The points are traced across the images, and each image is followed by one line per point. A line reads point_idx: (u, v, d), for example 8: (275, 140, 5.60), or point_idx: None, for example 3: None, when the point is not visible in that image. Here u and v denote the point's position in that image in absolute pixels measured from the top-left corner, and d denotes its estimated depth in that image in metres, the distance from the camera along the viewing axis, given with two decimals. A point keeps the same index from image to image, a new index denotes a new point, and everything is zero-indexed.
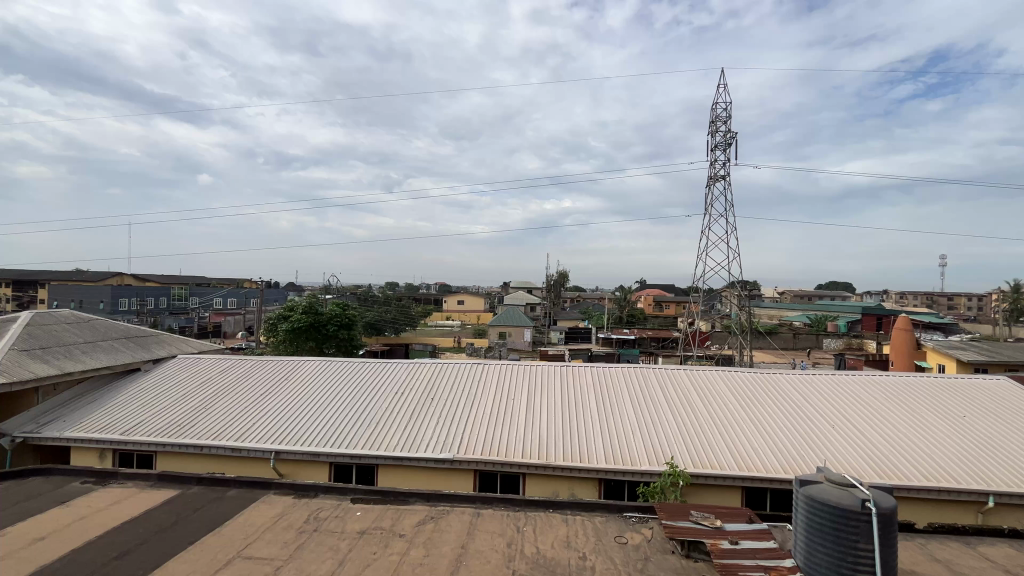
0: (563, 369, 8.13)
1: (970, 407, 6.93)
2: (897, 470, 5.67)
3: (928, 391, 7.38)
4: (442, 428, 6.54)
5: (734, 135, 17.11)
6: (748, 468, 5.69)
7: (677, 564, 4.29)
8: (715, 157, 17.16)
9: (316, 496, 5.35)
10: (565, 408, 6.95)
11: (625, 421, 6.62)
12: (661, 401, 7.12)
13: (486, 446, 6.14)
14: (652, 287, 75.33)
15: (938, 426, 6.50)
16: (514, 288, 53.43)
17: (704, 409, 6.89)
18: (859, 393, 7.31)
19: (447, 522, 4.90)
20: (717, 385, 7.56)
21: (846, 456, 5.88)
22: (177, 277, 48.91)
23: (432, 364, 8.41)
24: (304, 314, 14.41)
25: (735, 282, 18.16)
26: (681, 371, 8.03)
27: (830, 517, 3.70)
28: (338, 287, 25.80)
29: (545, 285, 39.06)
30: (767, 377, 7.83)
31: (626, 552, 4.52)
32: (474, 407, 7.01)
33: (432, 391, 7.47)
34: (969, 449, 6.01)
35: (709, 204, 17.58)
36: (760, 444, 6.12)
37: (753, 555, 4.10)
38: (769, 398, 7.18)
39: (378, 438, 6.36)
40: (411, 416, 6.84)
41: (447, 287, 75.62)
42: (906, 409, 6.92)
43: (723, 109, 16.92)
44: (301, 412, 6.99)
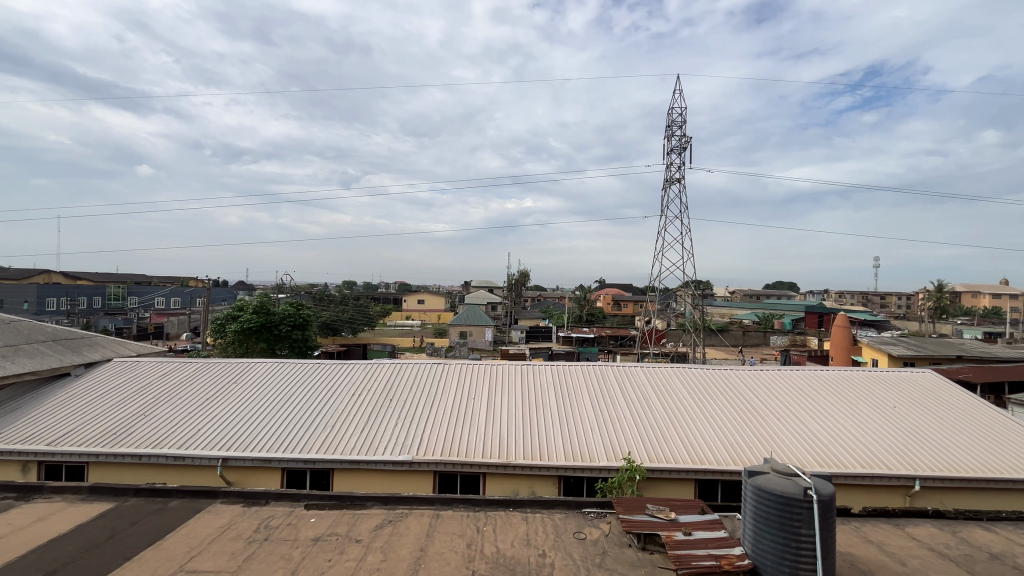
0: (524, 368, 8.15)
1: (900, 398, 7.45)
2: (835, 459, 6.02)
3: (863, 384, 7.89)
4: (400, 430, 6.42)
5: (688, 139, 17.84)
6: (701, 461, 5.90)
7: (634, 557, 4.40)
8: (671, 160, 17.87)
9: (267, 503, 5.14)
10: (525, 407, 6.98)
11: (583, 419, 6.71)
12: (618, 398, 7.26)
13: (446, 447, 6.08)
14: (610, 287, 76.04)
15: (872, 416, 6.96)
16: (474, 288, 53.24)
17: (660, 405, 7.09)
18: (801, 386, 7.74)
19: (405, 525, 4.83)
20: (672, 381, 7.79)
21: (790, 447, 6.20)
22: (115, 276, 45.92)
23: (390, 365, 8.25)
24: (254, 314, 13.79)
25: (689, 282, 18.81)
26: (638, 368, 8.22)
27: (775, 504, 3.89)
28: (293, 286, 24.87)
29: (506, 285, 39.14)
30: (718, 373, 8.13)
31: (585, 547, 4.58)
32: (434, 407, 6.92)
33: (391, 392, 7.32)
34: (899, 439, 6.47)
35: (666, 206, 18.24)
36: (711, 438, 6.35)
37: (706, 544, 4.25)
38: (720, 394, 7.47)
39: (334, 441, 6.17)
40: (368, 418, 6.67)
41: (407, 287, 75.66)
42: (844, 401, 7.37)
43: (679, 114, 17.64)
44: (251, 417, 6.69)
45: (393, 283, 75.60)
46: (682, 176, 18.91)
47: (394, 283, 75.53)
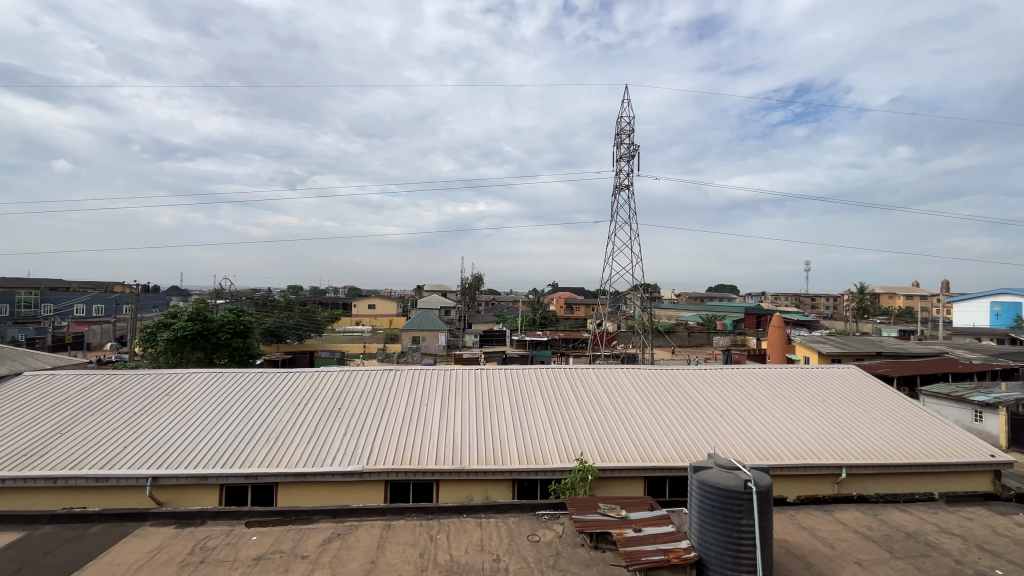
0: (477, 372, 8.10)
1: (829, 393, 8.00)
2: (772, 452, 6.39)
3: (796, 381, 8.40)
4: (349, 439, 6.21)
5: (636, 148, 18.52)
6: (650, 458, 6.10)
7: (587, 556, 4.47)
8: (620, 168, 18.47)
9: (203, 522, 4.83)
10: (479, 412, 6.94)
11: (537, 422, 6.75)
12: (571, 400, 7.36)
13: (397, 455, 5.94)
14: (563, 291, 77.01)
15: (805, 410, 7.43)
16: (426, 292, 52.48)
17: (611, 406, 7.25)
18: (741, 384, 8.16)
19: (355, 537, 4.68)
20: (622, 382, 8.00)
21: (731, 442, 6.51)
22: (27, 281, 41.73)
23: (339, 372, 7.97)
24: (189, 321, 12.88)
25: (638, 285, 19.45)
26: (590, 370, 8.37)
27: (719, 498, 4.06)
28: (232, 292, 23.52)
29: (460, 288, 38.92)
30: (665, 373, 8.43)
31: (539, 549, 4.61)
32: (385, 415, 6.74)
33: (340, 401, 7.06)
34: (828, 430, 6.94)
35: (616, 211, 18.82)
36: (659, 436, 6.57)
37: (655, 539, 4.38)
38: (667, 393, 7.74)
39: (278, 454, 5.88)
40: (315, 428, 6.41)
41: (357, 291, 75.66)
42: (780, 396, 7.83)
43: (627, 123, 18.29)
44: (186, 431, 6.26)
45: (341, 287, 75.59)
46: (631, 183, 19.58)
47: (343, 287, 75.53)
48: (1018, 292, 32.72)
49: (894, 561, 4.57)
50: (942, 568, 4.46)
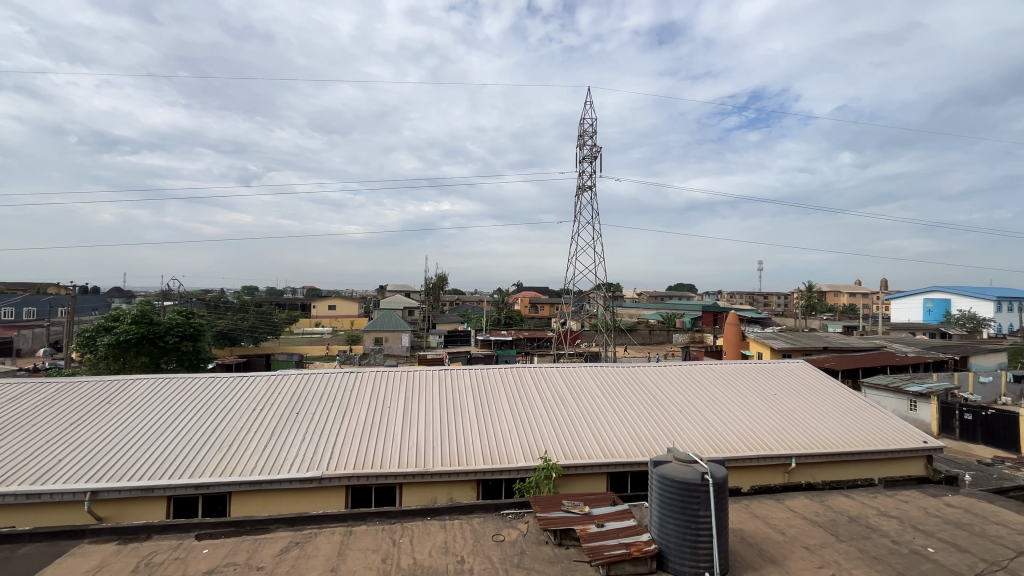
0: (441, 373, 8.03)
1: (781, 387, 8.37)
2: (727, 444, 6.63)
3: (750, 375, 8.76)
4: (308, 444, 6.02)
5: (599, 149, 18.80)
6: (613, 454, 6.21)
7: (551, 553, 4.51)
8: (583, 168, 18.73)
9: (149, 537, 4.58)
10: (444, 412, 6.88)
11: (501, 421, 6.76)
12: (536, 399, 7.41)
13: (359, 460, 5.80)
14: (527, 290, 77.22)
15: (758, 404, 7.76)
16: (389, 292, 51.61)
17: (575, 404, 7.35)
18: (699, 380, 8.43)
19: (314, 545, 4.54)
20: (585, 380, 8.12)
21: (689, 436, 6.72)
22: None
23: (297, 375, 7.71)
24: (134, 324, 12.15)
25: (601, 285, 19.79)
26: (554, 368, 8.45)
27: (678, 491, 4.18)
28: (181, 293, 22.30)
29: (424, 288, 38.52)
30: (627, 371, 8.61)
31: (503, 549, 4.62)
32: (346, 419, 6.57)
33: (298, 405, 6.82)
34: (779, 422, 7.27)
35: (579, 211, 19.04)
36: (621, 432, 6.71)
37: (616, 533, 4.47)
38: (629, 390, 7.90)
39: (232, 462, 5.64)
40: (272, 433, 6.18)
41: (316, 291, 75.62)
42: (735, 391, 8.15)
43: (590, 125, 18.56)
44: (129, 440, 5.91)
45: (301, 287, 75.54)
46: (593, 183, 19.87)
47: (302, 287, 75.57)
48: (948, 289, 35.23)
49: (838, 544, 4.83)
50: (881, 548, 4.76)
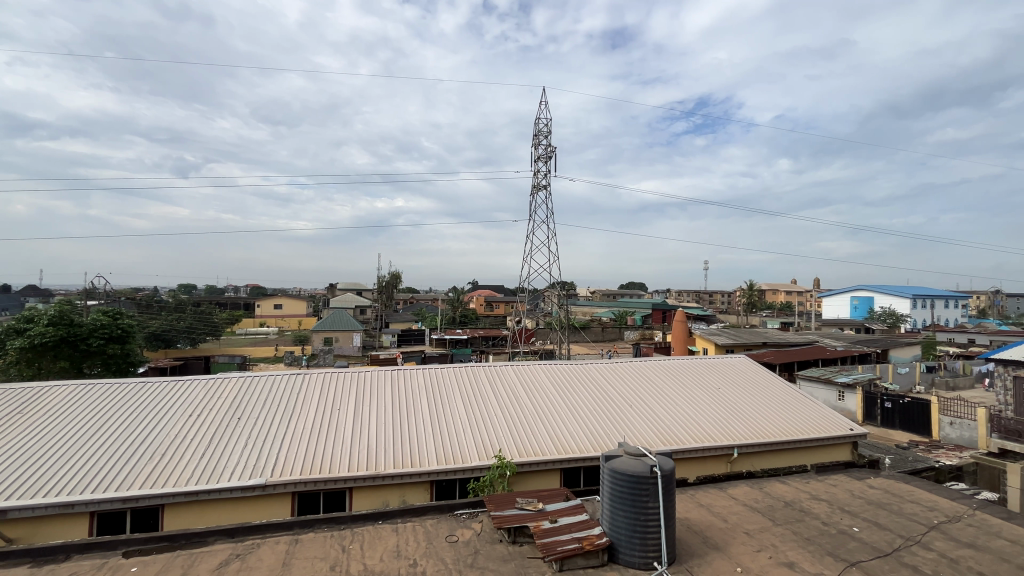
0: (394, 373, 7.85)
1: (724, 381, 8.78)
2: (675, 437, 6.88)
3: (696, 370, 9.13)
4: (251, 450, 5.74)
5: (554, 149, 18.99)
6: (566, 450, 6.30)
7: (505, 551, 4.52)
8: (538, 168, 18.88)
9: (68, 558, 4.21)
10: (396, 413, 6.74)
11: (456, 420, 6.70)
12: (490, 397, 7.40)
13: (306, 465, 5.59)
14: (482, 288, 76.97)
15: (703, 397, 8.10)
16: (340, 290, 50.01)
17: (529, 401, 7.40)
18: (649, 376, 8.69)
19: (257, 556, 4.34)
20: (539, 378, 8.18)
21: (639, 430, 6.92)
22: None
23: (239, 378, 7.32)
24: (52, 326, 11.13)
25: (554, 283, 20.02)
26: (509, 367, 8.47)
27: (628, 484, 4.29)
28: (107, 292, 20.56)
29: (377, 286, 37.69)
30: (581, 368, 8.75)
31: (457, 549, 4.58)
32: (293, 423, 6.30)
33: (240, 410, 6.47)
34: (722, 415, 7.62)
35: (534, 210, 19.20)
36: (574, 428, 6.81)
37: (569, 528, 4.53)
38: (582, 386, 8.04)
39: (165, 472, 5.28)
40: (211, 439, 5.84)
41: (260, 290, 75.58)
42: (682, 385, 8.48)
43: (545, 124, 18.74)
44: (46, 453, 5.41)
45: (244, 287, 75.60)
46: (548, 183, 20.08)
47: (245, 287, 75.58)
48: (872, 288, 38.27)
49: (776, 528, 5.13)
50: (813, 530, 5.08)
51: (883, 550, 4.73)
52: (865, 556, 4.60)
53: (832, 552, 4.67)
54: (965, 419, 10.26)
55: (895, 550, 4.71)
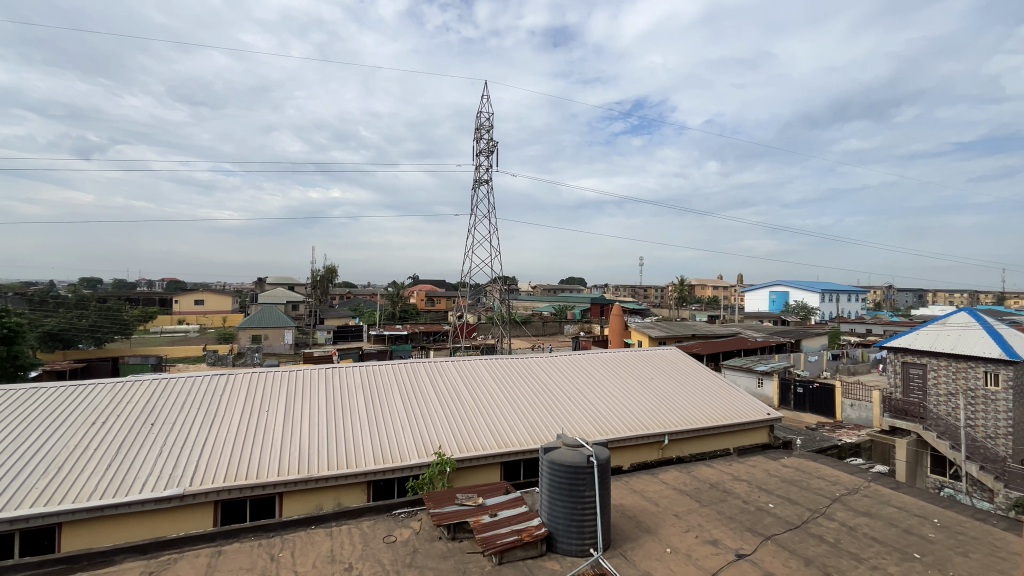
0: (330, 370, 7.53)
1: (656, 371, 9.21)
2: (611, 426, 7.12)
3: (631, 362, 9.50)
4: (168, 458, 5.29)
5: (495, 144, 18.94)
6: (506, 444, 6.34)
7: (444, 549, 4.48)
8: (479, 162, 18.75)
9: None
10: (330, 413, 6.46)
11: (393, 418, 6.54)
12: (430, 394, 7.29)
13: (231, 471, 5.24)
14: (423, 283, 75.86)
15: (637, 388, 8.45)
16: (269, 284, 47.15)
17: (470, 397, 7.36)
18: (587, 368, 8.94)
19: (173, 572, 4.03)
20: (480, 373, 8.16)
21: (577, 421, 7.10)
22: None
23: (153, 380, 6.70)
24: None
25: (496, 278, 20.01)
26: (449, 363, 8.37)
27: (565, 475, 4.40)
28: None
29: (311, 281, 35.95)
30: (521, 362, 8.82)
31: (394, 550, 4.50)
32: (216, 427, 5.88)
33: (154, 416, 5.93)
34: (654, 404, 7.99)
35: (475, 205, 19.02)
36: (514, 422, 6.87)
37: (509, 521, 4.56)
38: (522, 381, 8.12)
39: (65, 486, 4.76)
40: (121, 448, 5.33)
41: (179, 285, 75.03)
42: (617, 376, 8.79)
43: (486, 119, 18.63)
44: None
45: (160, 279, 75.39)
46: (489, 178, 19.92)
47: (160, 280, 75.36)
48: (788, 283, 41.63)
49: (701, 509, 5.46)
50: (734, 509, 5.46)
51: (793, 523, 5.17)
52: (778, 530, 5.01)
53: (750, 528, 5.05)
54: (864, 401, 11.57)
55: (803, 522, 5.17)
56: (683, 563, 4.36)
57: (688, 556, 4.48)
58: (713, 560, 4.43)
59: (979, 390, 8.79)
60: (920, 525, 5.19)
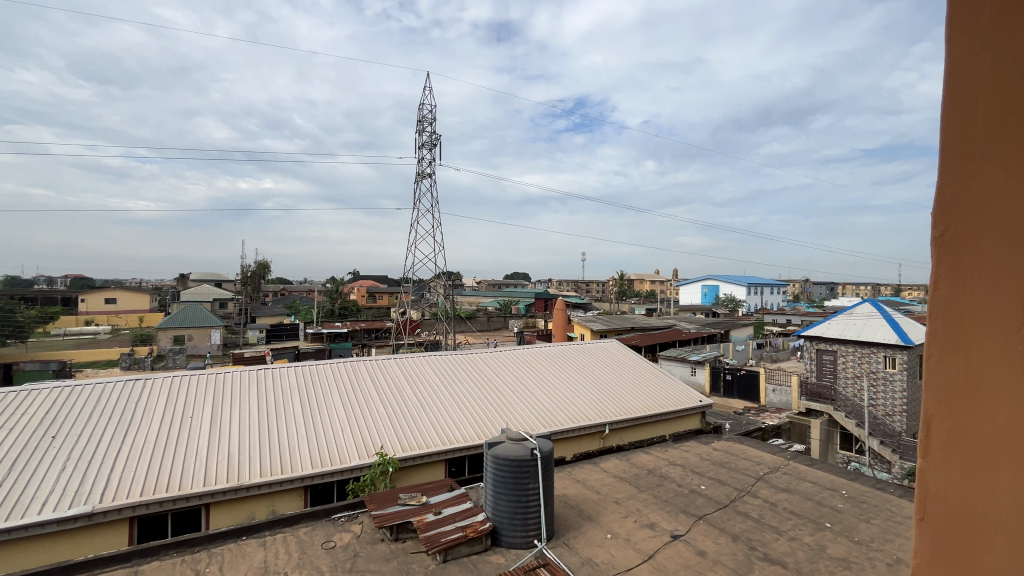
0: (262, 371, 7.10)
1: (597, 364, 9.47)
2: (554, 418, 7.26)
3: (573, 355, 9.70)
4: (73, 473, 4.80)
5: (438, 137, 18.56)
6: (450, 441, 6.29)
7: (386, 551, 4.38)
8: (422, 155, 18.33)
9: None
10: (263, 416, 6.11)
11: (332, 419, 6.30)
12: (371, 393, 7.07)
13: (149, 483, 4.84)
14: (364, 279, 73.72)
15: (579, 380, 8.66)
16: (193, 281, 43.84)
17: (412, 394, 7.22)
18: (531, 362, 9.03)
19: None
20: (424, 370, 8.02)
21: (521, 415, 7.17)
22: None
23: (53, 387, 6.02)
24: None
25: (440, 274, 19.70)
26: (391, 360, 8.16)
27: (510, 469, 4.43)
28: None
29: (241, 277, 33.77)
30: (465, 358, 8.76)
31: (333, 556, 4.34)
32: (132, 436, 5.39)
33: (55, 427, 5.33)
34: (596, 396, 8.21)
35: (417, 199, 18.57)
36: (458, 418, 6.83)
37: (453, 518, 4.53)
38: (466, 377, 8.07)
39: None
40: (16, 465, 4.76)
41: (85, 281, 69.75)
42: (560, 369, 8.96)
43: (429, 110, 18.21)
44: None
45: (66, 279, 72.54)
46: (433, 171, 19.51)
47: (66, 279, 71.98)
48: (718, 277, 44.11)
49: (640, 494, 5.70)
50: (669, 492, 5.74)
51: (722, 502, 5.51)
52: (710, 510, 5.32)
53: (684, 509, 5.32)
54: (784, 386, 12.57)
55: (731, 501, 5.53)
56: (623, 548, 4.53)
57: (627, 540, 4.66)
58: (651, 543, 4.63)
59: (880, 372, 9.78)
60: (831, 497, 5.70)
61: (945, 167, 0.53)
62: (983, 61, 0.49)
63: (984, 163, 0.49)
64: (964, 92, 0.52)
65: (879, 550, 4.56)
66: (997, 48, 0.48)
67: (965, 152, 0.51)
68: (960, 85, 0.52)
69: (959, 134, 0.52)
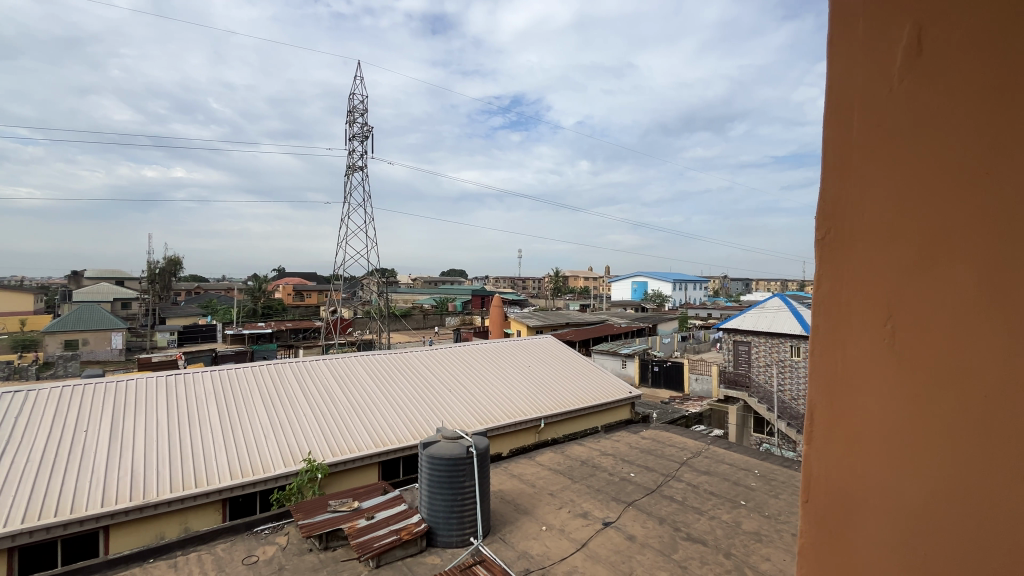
0: (173, 377, 6.51)
1: (533, 360, 9.60)
2: (490, 416, 7.26)
3: (510, 351, 9.76)
4: None
5: (370, 130, 17.81)
6: (383, 443, 6.12)
7: (315, 561, 4.17)
8: (353, 147, 17.49)
9: None
10: (175, 426, 5.61)
11: (254, 426, 5.89)
12: (298, 396, 6.70)
13: (34, 509, 4.27)
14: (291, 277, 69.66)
15: (516, 377, 8.73)
16: (89, 279, 39.24)
17: (343, 397, 6.93)
18: (468, 360, 8.97)
19: None
20: (356, 370, 7.73)
21: (457, 413, 7.11)
22: None
23: None
24: None
25: (373, 271, 18.92)
26: (320, 361, 7.78)
27: (445, 468, 4.39)
28: None
29: (148, 275, 30.63)
30: (400, 357, 8.54)
31: (256, 571, 4.07)
32: (12, 455, 4.74)
33: None
34: (531, 391, 8.32)
35: (349, 193, 17.73)
36: (392, 419, 6.65)
37: (387, 522, 4.41)
38: (401, 376, 7.87)
39: None
40: None
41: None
42: (496, 366, 8.98)
43: (361, 102, 17.40)
44: None
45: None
46: (365, 165, 18.68)
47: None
48: (647, 275, 46.22)
49: (573, 485, 5.86)
50: (601, 481, 5.96)
51: (649, 487, 5.80)
52: (638, 496, 5.57)
53: (615, 497, 5.54)
54: (706, 375, 13.46)
55: (658, 486, 5.83)
56: (557, 538, 4.63)
57: (562, 531, 4.77)
58: (584, 531, 4.77)
59: (788, 359, 10.76)
60: (746, 477, 6.17)
61: (826, 171, 0.57)
62: (861, 80, 0.53)
63: (858, 173, 0.53)
64: (840, 106, 0.56)
65: (785, 522, 5.01)
66: (871, 58, 0.52)
67: (841, 162, 0.55)
68: (838, 101, 0.56)
69: (836, 142, 0.56)
